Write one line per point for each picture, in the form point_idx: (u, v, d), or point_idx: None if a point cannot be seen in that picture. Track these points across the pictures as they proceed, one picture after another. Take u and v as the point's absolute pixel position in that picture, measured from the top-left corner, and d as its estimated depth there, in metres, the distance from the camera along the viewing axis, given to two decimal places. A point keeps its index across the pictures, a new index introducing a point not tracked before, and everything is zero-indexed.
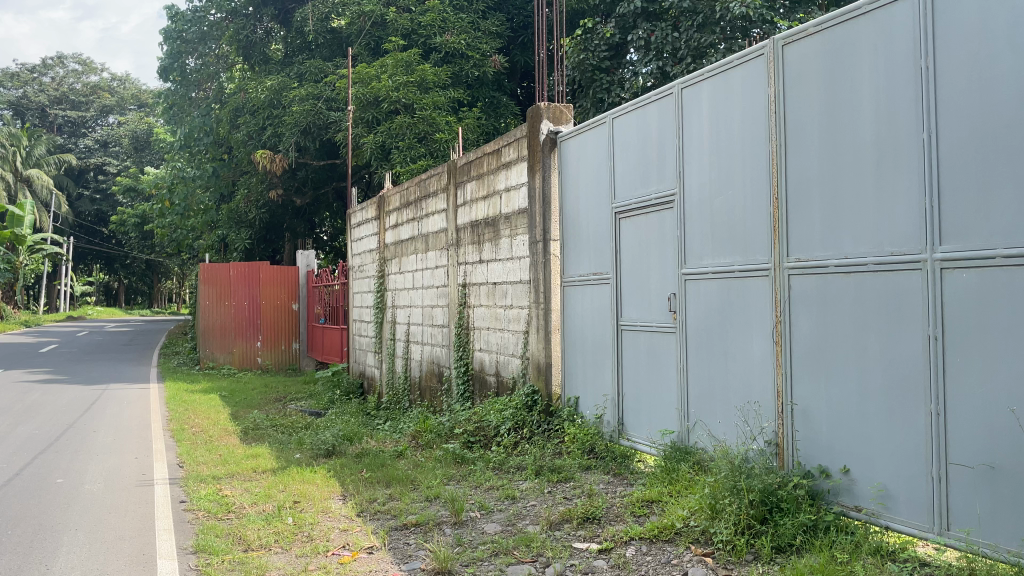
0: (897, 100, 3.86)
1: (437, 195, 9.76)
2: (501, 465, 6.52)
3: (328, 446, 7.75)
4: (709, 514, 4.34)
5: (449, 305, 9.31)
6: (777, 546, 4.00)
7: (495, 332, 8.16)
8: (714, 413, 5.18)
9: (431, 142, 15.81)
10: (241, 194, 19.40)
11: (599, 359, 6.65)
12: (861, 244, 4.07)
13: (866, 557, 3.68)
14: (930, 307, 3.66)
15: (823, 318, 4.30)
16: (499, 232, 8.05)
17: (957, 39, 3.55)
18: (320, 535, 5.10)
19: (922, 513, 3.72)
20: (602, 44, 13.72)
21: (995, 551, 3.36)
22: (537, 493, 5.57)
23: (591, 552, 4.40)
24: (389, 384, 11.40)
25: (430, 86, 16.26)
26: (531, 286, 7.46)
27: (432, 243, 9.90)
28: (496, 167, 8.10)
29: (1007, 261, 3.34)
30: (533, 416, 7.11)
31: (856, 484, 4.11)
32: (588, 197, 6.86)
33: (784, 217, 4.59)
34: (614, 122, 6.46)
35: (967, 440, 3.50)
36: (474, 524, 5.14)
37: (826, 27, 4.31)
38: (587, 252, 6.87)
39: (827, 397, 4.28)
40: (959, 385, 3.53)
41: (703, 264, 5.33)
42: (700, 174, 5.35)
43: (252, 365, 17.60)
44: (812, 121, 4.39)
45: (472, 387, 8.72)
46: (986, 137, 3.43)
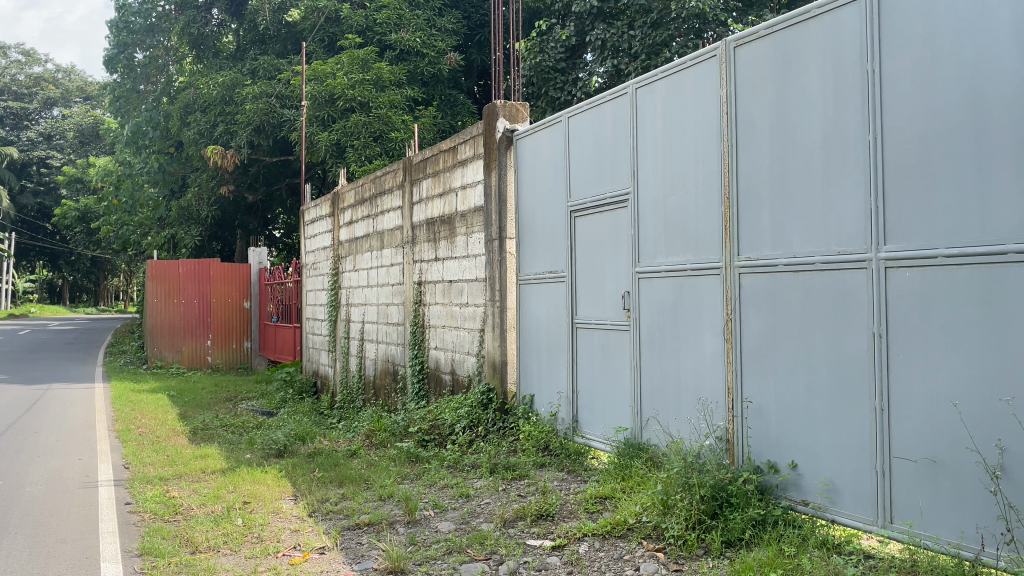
0: (844, 102, 3.95)
1: (392, 192, 9.69)
2: (456, 463, 6.50)
3: (279, 446, 7.64)
4: (660, 509, 4.37)
5: (405, 303, 9.25)
6: (727, 541, 4.06)
7: (450, 330, 8.13)
8: (667, 409, 5.24)
9: (387, 141, 15.79)
10: (192, 191, 19.01)
11: (554, 356, 6.68)
12: (809, 243, 4.16)
13: (813, 550, 3.75)
14: (875, 305, 3.75)
15: (773, 316, 4.38)
16: (455, 229, 8.03)
17: (902, 44, 3.65)
18: (271, 536, 5.03)
19: (866, 507, 3.81)
20: (558, 46, 13.84)
21: (936, 543, 3.46)
22: (492, 491, 5.57)
23: (544, 549, 4.41)
24: (343, 383, 11.28)
25: (386, 84, 16.14)
26: (486, 284, 7.45)
27: (387, 241, 9.83)
28: (452, 164, 8.07)
29: (948, 261, 3.44)
30: (488, 414, 7.10)
31: (803, 478, 4.19)
32: (543, 195, 6.88)
33: (734, 217, 4.66)
34: (570, 121, 6.49)
35: (909, 435, 3.60)
36: (428, 523, 5.10)
37: (777, 30, 4.38)
38: (543, 250, 6.88)
39: (776, 393, 4.36)
40: (902, 381, 3.64)
41: (656, 262, 5.39)
42: (654, 175, 5.41)
43: (201, 364, 17.26)
44: (762, 123, 4.47)
45: (427, 385, 8.68)
46: (929, 139, 3.53)
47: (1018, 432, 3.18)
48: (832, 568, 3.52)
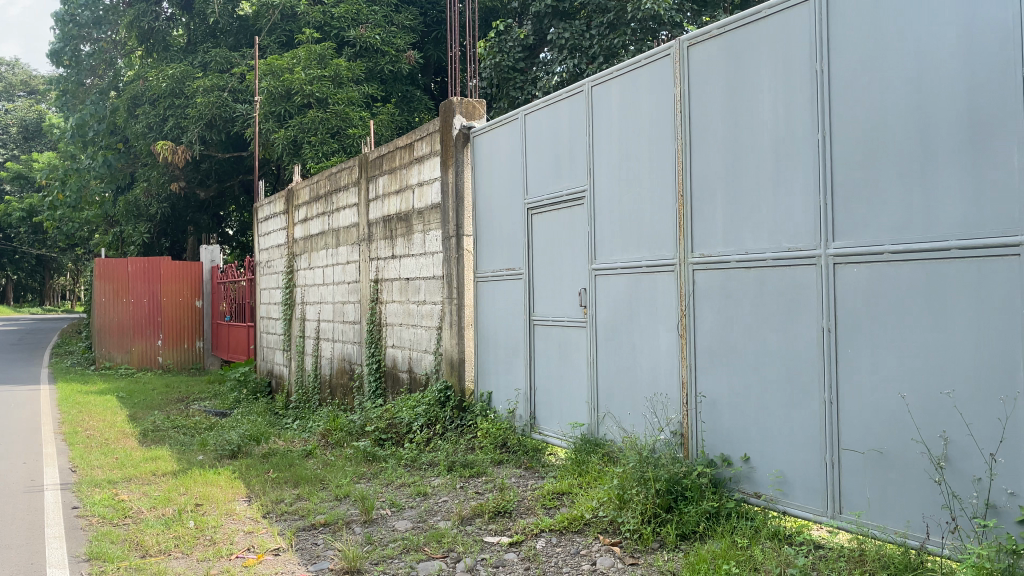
0: (794, 101, 4.02)
1: (348, 189, 9.60)
2: (413, 462, 6.47)
3: (232, 446, 7.52)
4: (617, 504, 4.41)
5: (361, 301, 9.17)
6: (682, 534, 4.11)
7: (407, 328, 8.09)
8: (623, 405, 5.29)
9: (344, 138, 15.63)
10: (141, 186, 18.57)
11: (511, 353, 6.70)
12: (761, 239, 4.23)
13: (765, 542, 3.81)
14: (825, 301, 3.84)
15: (725, 312, 4.44)
16: (412, 227, 7.98)
17: (849, 45, 3.74)
18: (223, 538, 4.94)
19: (816, 498, 3.90)
20: (516, 46, 13.80)
21: (884, 532, 3.55)
22: (449, 489, 5.56)
23: (501, 545, 4.42)
24: (299, 383, 11.14)
25: (344, 80, 16.03)
26: (443, 281, 7.43)
27: (343, 238, 9.74)
28: (409, 161, 8.03)
29: (894, 257, 3.53)
30: (446, 412, 7.08)
31: (756, 471, 4.26)
32: (500, 193, 6.88)
33: (688, 214, 4.71)
34: (527, 119, 6.50)
35: (858, 427, 3.68)
36: (385, 522, 5.07)
37: (728, 30, 4.43)
38: (500, 248, 6.88)
39: (728, 387, 4.42)
40: (850, 374, 3.72)
41: (612, 259, 5.42)
42: (610, 172, 5.45)
43: (152, 365, 16.88)
44: (715, 121, 4.53)
45: (384, 384, 8.61)
46: (877, 138, 3.61)
47: (961, 424, 3.27)
48: (783, 558, 3.58)
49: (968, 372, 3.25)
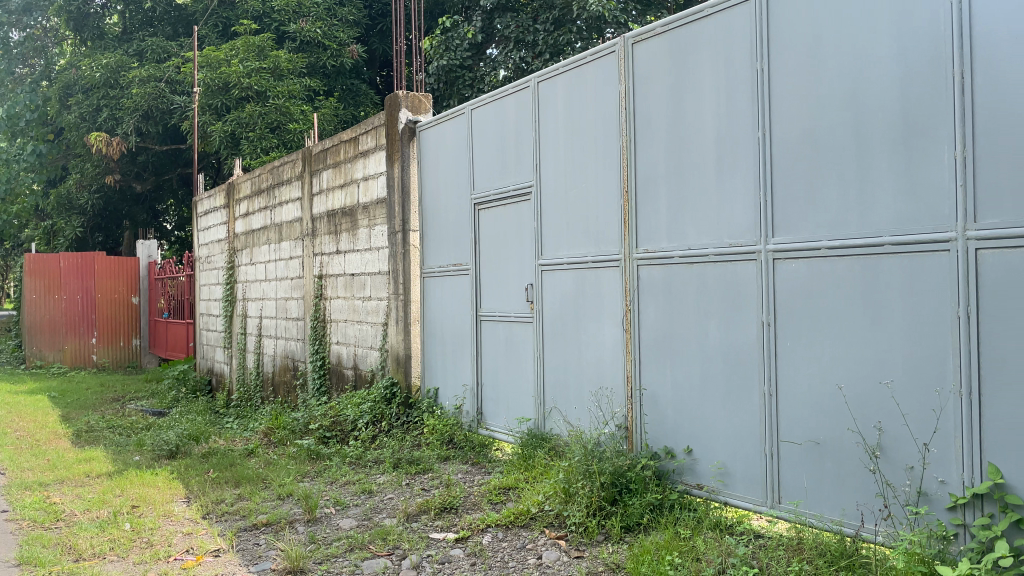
0: (736, 99, 4.09)
1: (291, 183, 9.43)
2: (358, 459, 6.39)
3: (171, 446, 7.30)
4: (563, 498, 4.43)
5: (305, 297, 9.03)
6: (626, 526, 4.15)
7: (353, 324, 7.99)
8: (569, 399, 5.32)
9: (284, 133, 15.34)
10: (73, 178, 17.92)
11: (458, 348, 6.67)
12: (703, 235, 4.29)
13: (707, 532, 3.87)
14: (764, 296, 3.92)
15: (669, 307, 4.50)
16: (357, 222, 7.89)
17: (789, 44, 3.82)
18: (161, 540, 4.81)
19: (756, 488, 3.99)
20: (463, 43, 13.56)
21: (820, 521, 3.65)
22: (395, 486, 5.51)
23: (447, 541, 4.39)
24: (240, 381, 10.91)
25: (285, 72, 15.72)
26: (389, 277, 7.36)
27: (286, 233, 9.57)
28: (354, 155, 7.92)
29: (831, 252, 3.63)
30: (392, 408, 7.02)
31: (698, 463, 4.33)
32: (447, 188, 6.84)
33: (633, 210, 4.75)
34: (473, 114, 6.47)
35: (796, 419, 3.78)
36: (329, 520, 5.00)
37: (672, 28, 4.48)
38: (447, 243, 6.85)
39: (672, 381, 4.49)
40: (788, 368, 3.82)
41: (559, 254, 5.44)
42: (556, 169, 5.46)
43: (85, 363, 16.30)
44: (658, 119, 4.58)
45: (329, 381, 8.49)
46: (815, 137, 3.70)
47: (894, 414, 3.37)
48: (725, 547, 3.64)
49: (900, 364, 3.35)
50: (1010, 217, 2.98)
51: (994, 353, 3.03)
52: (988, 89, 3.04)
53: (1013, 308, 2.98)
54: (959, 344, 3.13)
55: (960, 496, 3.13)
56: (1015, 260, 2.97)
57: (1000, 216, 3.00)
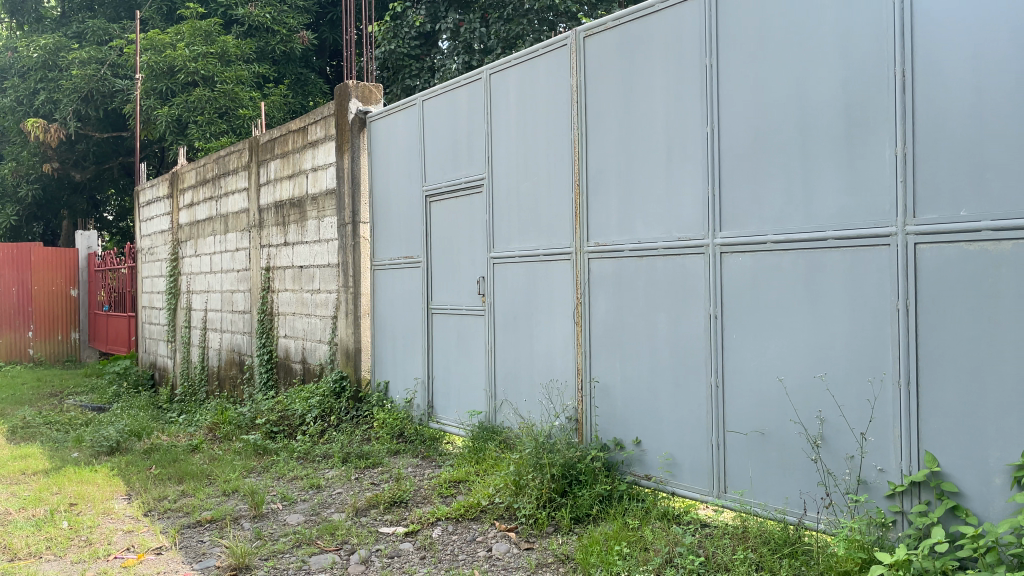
0: (686, 94, 4.13)
1: (237, 173, 9.24)
2: (306, 454, 6.25)
3: (111, 442, 7.09)
4: (513, 490, 4.42)
5: (251, 290, 8.86)
6: (576, 517, 4.17)
7: (301, 318, 7.87)
8: (519, 392, 5.33)
9: (233, 118, 15.00)
10: (9, 166, 17.30)
11: (409, 342, 6.62)
12: (653, 229, 4.33)
13: (655, 522, 3.91)
14: (711, 289, 3.98)
15: (619, 300, 4.53)
16: (306, 213, 7.76)
17: (737, 40, 3.86)
18: (100, 538, 4.67)
19: (702, 478, 4.05)
20: (411, 31, 13.28)
21: (764, 509, 3.72)
22: (343, 480, 5.44)
23: (396, 535, 4.36)
24: (184, 375, 10.67)
25: (232, 59, 15.43)
26: (339, 269, 7.27)
27: (232, 224, 9.38)
28: (302, 145, 7.79)
29: (776, 246, 3.69)
30: (341, 403, 6.92)
31: (646, 454, 4.38)
32: (398, 179, 6.77)
33: (584, 203, 4.77)
34: (424, 105, 6.41)
35: (742, 411, 3.85)
36: (276, 516, 4.91)
37: (623, 22, 4.49)
38: (397, 235, 6.79)
39: (621, 373, 4.52)
40: (734, 360, 3.88)
41: (510, 247, 5.44)
42: (508, 162, 5.45)
43: (21, 358, 15.72)
44: (610, 113, 4.60)
45: (276, 375, 8.35)
46: (762, 133, 3.76)
47: (835, 405, 3.45)
48: (672, 537, 3.67)
49: (841, 356, 3.43)
50: (947, 213, 3.07)
51: (931, 345, 3.12)
52: (928, 87, 3.12)
53: (949, 301, 3.07)
54: (898, 335, 3.21)
55: (898, 484, 3.21)
56: (953, 254, 3.06)
57: (938, 211, 3.09)
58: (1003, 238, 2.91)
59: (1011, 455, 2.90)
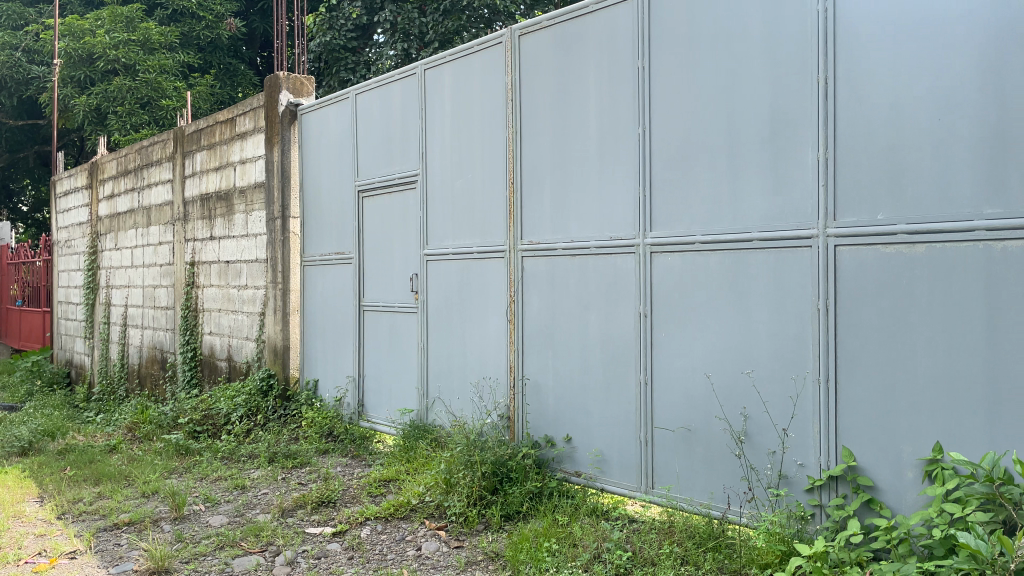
0: (619, 95, 4.18)
1: (161, 164, 8.93)
2: (230, 454, 6.06)
3: (23, 442, 6.77)
4: (443, 488, 4.39)
5: (174, 285, 8.59)
6: (506, 515, 4.17)
7: (227, 314, 7.66)
8: (451, 389, 5.31)
9: (156, 109, 14.47)
10: None
11: (340, 339, 6.53)
12: (585, 228, 4.36)
13: (584, 518, 3.93)
14: (642, 288, 4.04)
15: (552, 298, 4.55)
16: (233, 206, 7.56)
17: (668, 44, 3.93)
18: (10, 543, 4.45)
19: (631, 475, 4.12)
20: (348, 23, 12.89)
21: (690, 504, 3.80)
22: (269, 481, 5.32)
23: (324, 536, 4.28)
24: (103, 373, 10.27)
25: (156, 47, 14.89)
26: (267, 265, 7.09)
27: (154, 217, 9.07)
28: (230, 137, 7.59)
29: (704, 246, 3.77)
30: (268, 401, 6.76)
31: (577, 451, 4.42)
32: (330, 173, 6.66)
33: (518, 201, 4.77)
34: (358, 99, 6.32)
35: (669, 408, 3.92)
36: (198, 518, 4.76)
37: (557, 22, 4.51)
38: (329, 231, 6.68)
39: (552, 370, 4.55)
40: (663, 358, 3.94)
41: (444, 244, 5.41)
42: (442, 158, 5.41)
43: None
44: (544, 112, 4.61)
45: (200, 373, 8.11)
46: (692, 135, 3.83)
47: (757, 402, 3.55)
48: (600, 533, 3.71)
49: (763, 355, 3.52)
50: (865, 216, 3.18)
51: (850, 344, 3.23)
52: (849, 95, 3.23)
53: (865, 301, 3.19)
54: (818, 334, 3.32)
55: (817, 478, 3.32)
56: (870, 257, 3.17)
57: (857, 215, 3.21)
58: (917, 240, 3.03)
59: (922, 449, 3.02)
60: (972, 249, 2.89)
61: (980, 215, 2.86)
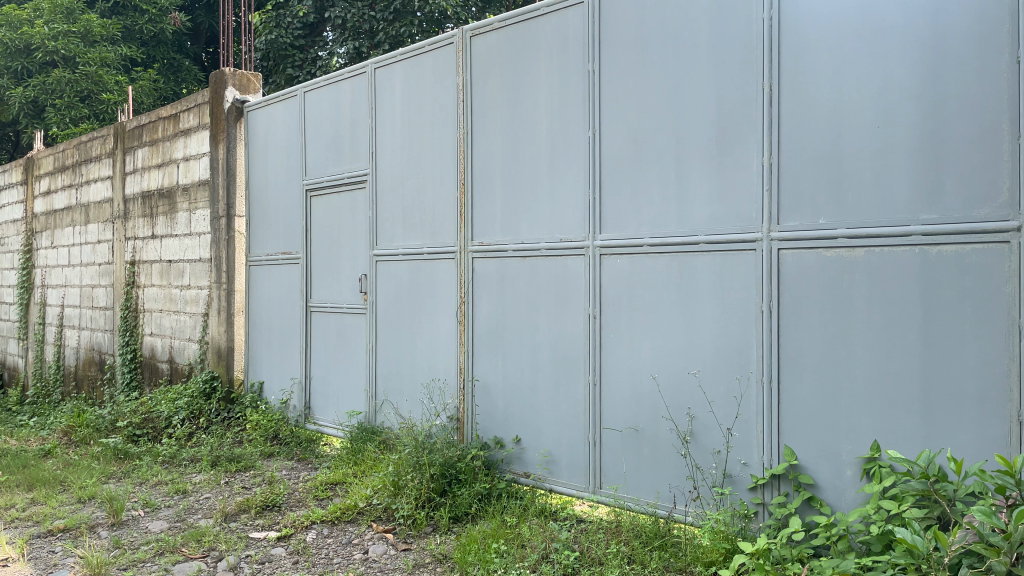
0: (569, 97, 4.20)
1: (100, 160, 8.67)
2: (171, 458, 5.88)
3: None
4: (391, 491, 4.34)
5: (114, 285, 8.34)
6: (454, 517, 4.14)
7: (168, 315, 7.47)
8: (400, 391, 5.27)
9: (95, 103, 14.12)
10: None
11: (286, 340, 6.43)
12: (536, 229, 4.37)
13: (533, 518, 3.93)
14: (591, 289, 4.07)
15: (502, 300, 4.56)
16: (176, 204, 7.38)
17: (617, 47, 3.97)
18: None
19: (579, 475, 4.14)
20: (296, 22, 12.66)
21: (637, 503, 3.84)
22: (212, 485, 5.19)
23: (268, 540, 4.19)
24: (37, 375, 9.90)
25: (97, 39, 14.44)
26: (211, 265, 6.94)
27: (93, 214, 8.79)
28: (173, 133, 7.42)
29: (652, 249, 3.82)
30: (211, 404, 6.61)
31: (526, 452, 4.43)
32: (277, 171, 6.55)
33: (469, 202, 4.76)
34: (306, 97, 6.24)
35: (617, 408, 3.95)
36: (137, 524, 4.62)
37: (509, 24, 4.52)
38: (275, 230, 6.57)
39: (502, 371, 4.55)
40: (611, 359, 3.98)
41: (393, 245, 5.36)
42: (392, 157, 5.37)
43: None
44: (495, 113, 4.61)
45: (140, 375, 7.89)
46: (640, 138, 3.87)
47: (701, 402, 3.61)
48: (549, 534, 3.71)
49: (709, 356, 3.58)
50: (807, 220, 3.27)
51: (792, 345, 3.31)
52: (792, 102, 3.31)
53: (807, 302, 3.27)
54: (762, 336, 3.39)
55: (760, 476, 3.39)
56: (811, 260, 3.26)
57: (800, 219, 3.29)
58: (857, 244, 3.12)
59: (861, 448, 3.11)
60: (909, 253, 2.98)
61: (916, 221, 2.96)
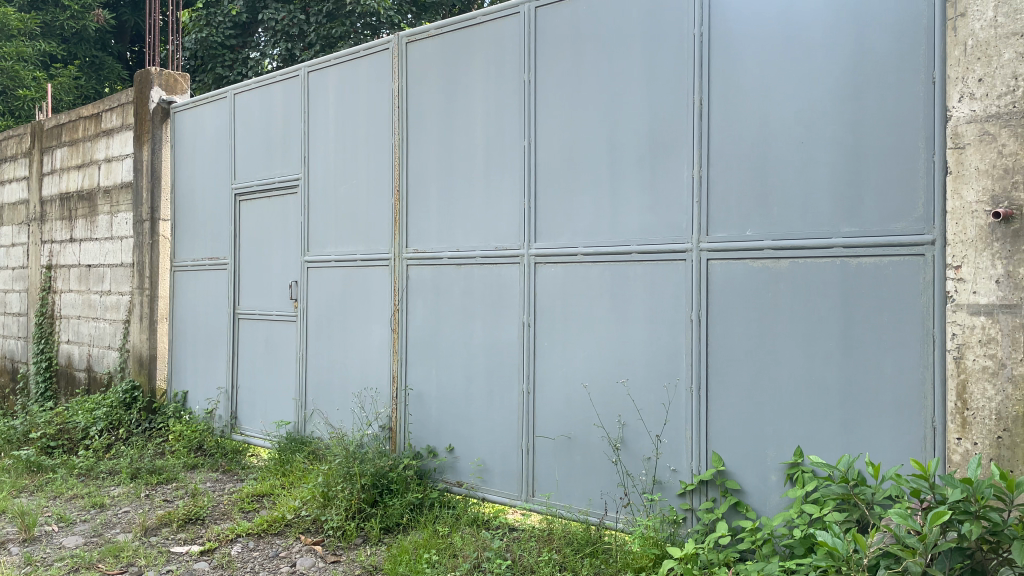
0: (505, 106, 4.22)
1: (16, 160, 8.28)
2: (88, 471, 5.61)
3: None
4: (320, 502, 4.25)
5: (28, 290, 7.96)
6: (385, 527, 4.08)
7: (87, 322, 7.18)
8: (331, 400, 5.17)
9: (10, 99, 13.68)
10: None
11: (212, 349, 6.25)
12: (471, 237, 4.37)
13: (465, 528, 3.91)
14: (525, 297, 4.08)
15: (436, 308, 4.53)
16: (96, 207, 7.11)
17: (553, 58, 4.01)
18: None
19: (512, 483, 4.14)
20: (226, 21, 12.39)
21: (569, 511, 3.86)
22: (131, 498, 4.98)
23: (190, 555, 4.04)
24: None
25: (14, 34, 13.80)
26: (133, 270, 6.70)
27: (7, 216, 8.39)
28: (94, 133, 7.15)
29: (586, 257, 3.85)
30: (131, 414, 6.36)
31: (459, 460, 4.40)
32: (205, 175, 6.37)
33: (404, 209, 4.72)
34: (236, 99, 6.09)
35: (551, 416, 3.97)
36: (50, 540, 4.40)
37: (445, 31, 4.52)
38: (202, 235, 6.39)
39: (436, 380, 4.52)
40: (545, 368, 3.99)
41: (326, 251, 5.27)
42: (326, 163, 5.29)
43: None
44: (430, 120, 4.59)
45: (56, 385, 7.54)
46: (575, 148, 3.91)
47: (632, 410, 3.66)
48: (482, 543, 3.69)
49: (640, 364, 3.63)
50: (735, 232, 3.35)
51: (720, 354, 3.38)
52: (720, 117, 3.40)
53: (734, 312, 3.35)
54: (691, 344, 3.45)
55: (689, 482, 3.45)
56: (739, 270, 3.34)
57: (728, 231, 3.37)
58: (782, 256, 3.22)
59: (785, 454, 3.19)
60: (830, 265, 3.09)
61: (838, 233, 3.07)
